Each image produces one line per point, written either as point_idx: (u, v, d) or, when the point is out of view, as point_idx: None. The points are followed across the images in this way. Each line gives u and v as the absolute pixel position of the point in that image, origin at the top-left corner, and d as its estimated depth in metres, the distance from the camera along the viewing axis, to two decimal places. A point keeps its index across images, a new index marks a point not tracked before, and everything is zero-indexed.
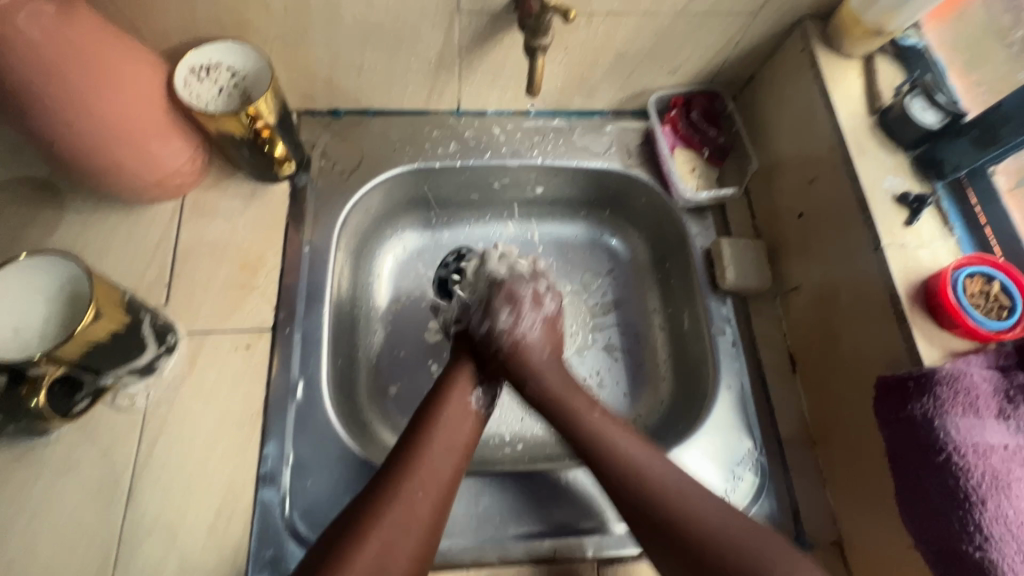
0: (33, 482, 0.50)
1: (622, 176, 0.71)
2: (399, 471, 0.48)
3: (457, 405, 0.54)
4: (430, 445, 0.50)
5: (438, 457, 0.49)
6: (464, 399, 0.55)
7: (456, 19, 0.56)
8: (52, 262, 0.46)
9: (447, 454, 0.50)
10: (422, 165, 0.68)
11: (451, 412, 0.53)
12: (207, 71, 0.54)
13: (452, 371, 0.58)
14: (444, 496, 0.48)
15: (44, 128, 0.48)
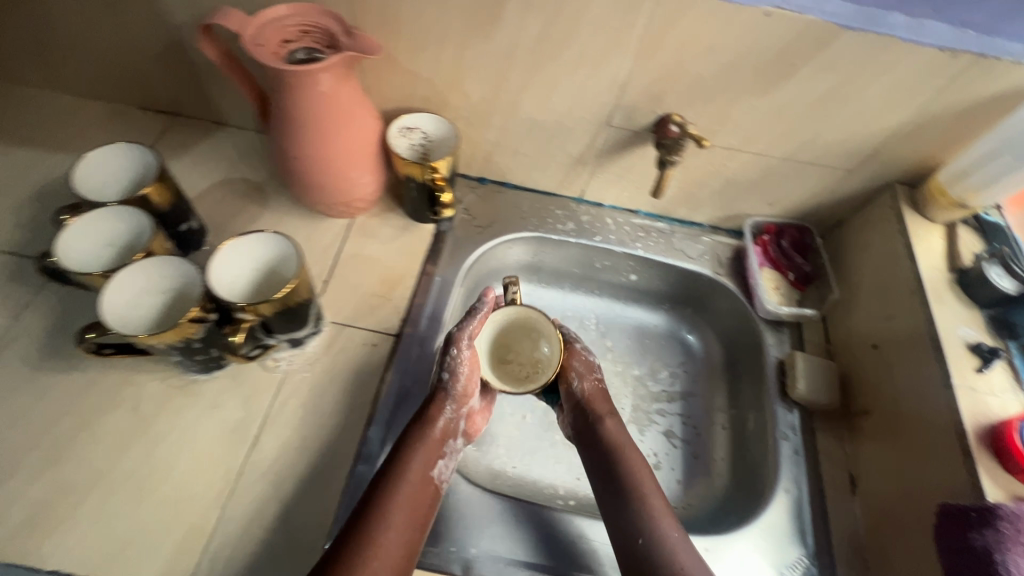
0: (188, 408, 0.61)
1: (710, 281, 0.81)
2: (355, 559, 0.49)
3: (413, 477, 0.56)
4: (388, 531, 0.51)
5: (390, 548, 0.51)
6: (420, 478, 0.56)
7: (604, 130, 0.70)
8: (283, 244, 0.60)
9: (402, 539, 0.52)
10: (542, 235, 0.81)
11: (408, 493, 0.54)
12: (407, 131, 0.72)
13: (410, 437, 0.58)
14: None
15: (292, 146, 0.65)
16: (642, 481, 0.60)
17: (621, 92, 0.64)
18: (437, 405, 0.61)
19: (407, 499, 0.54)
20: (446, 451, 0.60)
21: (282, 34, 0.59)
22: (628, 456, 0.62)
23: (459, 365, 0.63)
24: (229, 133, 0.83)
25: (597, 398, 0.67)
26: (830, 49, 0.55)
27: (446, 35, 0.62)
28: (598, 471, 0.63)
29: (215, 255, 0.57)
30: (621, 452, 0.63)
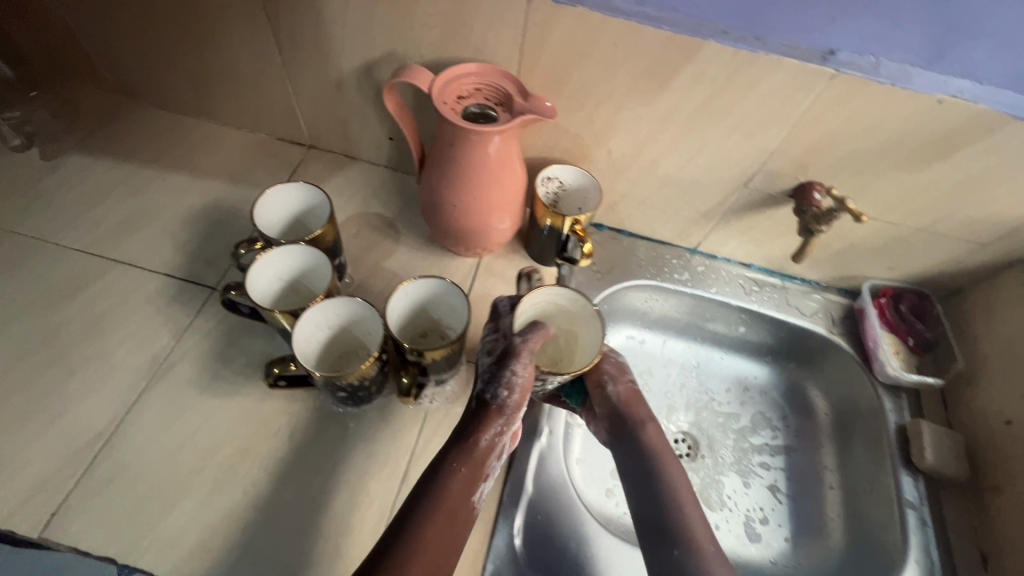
0: (342, 440, 0.63)
1: (823, 339, 0.82)
2: (402, 557, 0.47)
3: (456, 485, 0.53)
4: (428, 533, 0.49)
5: (430, 551, 0.49)
6: (463, 484, 0.54)
7: (740, 191, 0.73)
8: (451, 293, 0.65)
9: (440, 543, 0.50)
10: (658, 283, 0.83)
11: (452, 501, 0.53)
12: (548, 182, 0.75)
13: (453, 450, 0.56)
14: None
15: (452, 194, 0.68)
16: (682, 490, 0.58)
17: (768, 158, 0.67)
18: (487, 415, 0.58)
19: (450, 506, 0.52)
20: (489, 471, 0.56)
21: (458, 90, 0.62)
22: (669, 469, 0.60)
23: (517, 372, 0.58)
24: (360, 166, 0.87)
25: (631, 403, 0.64)
26: (994, 136, 0.57)
27: (607, 97, 0.65)
28: (640, 479, 0.60)
29: (393, 294, 0.63)
30: (664, 467, 0.60)
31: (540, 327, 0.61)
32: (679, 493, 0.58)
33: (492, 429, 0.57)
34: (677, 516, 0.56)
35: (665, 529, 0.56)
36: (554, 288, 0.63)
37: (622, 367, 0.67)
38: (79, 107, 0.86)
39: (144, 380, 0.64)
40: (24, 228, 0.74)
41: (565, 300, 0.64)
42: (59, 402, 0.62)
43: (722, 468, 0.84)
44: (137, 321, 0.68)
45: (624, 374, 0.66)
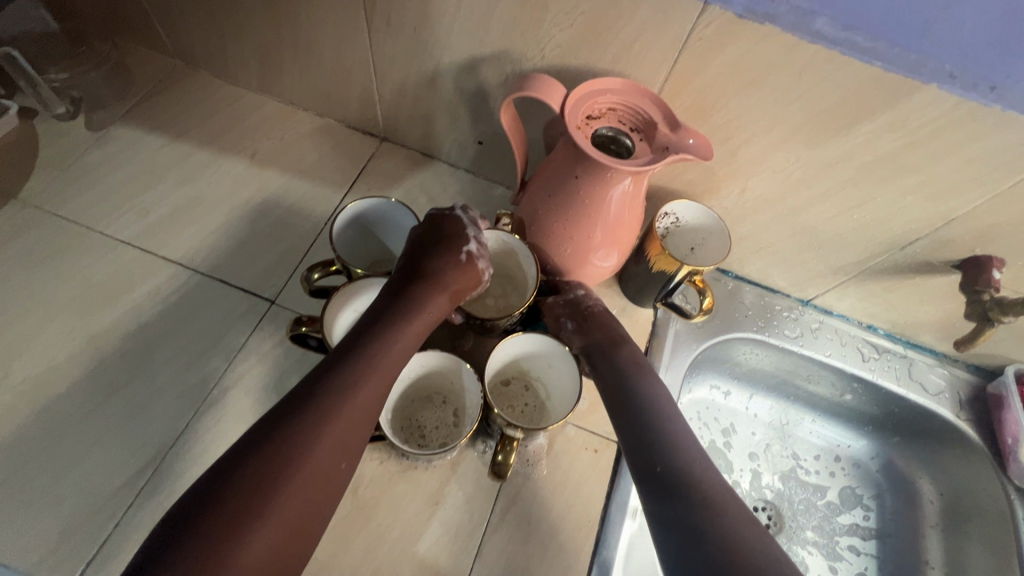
0: (408, 499, 0.56)
1: (947, 423, 0.72)
2: (335, 393, 0.42)
3: (407, 339, 0.49)
4: (366, 384, 0.44)
5: (366, 397, 0.44)
6: (412, 335, 0.49)
7: (892, 253, 0.61)
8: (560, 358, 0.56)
9: (376, 394, 0.44)
10: (764, 338, 0.73)
11: (396, 350, 0.47)
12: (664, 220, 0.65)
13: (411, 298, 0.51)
14: (353, 449, 0.42)
15: (559, 227, 0.57)
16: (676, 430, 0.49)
17: (945, 225, 0.55)
18: (442, 270, 0.54)
19: (390, 357, 0.47)
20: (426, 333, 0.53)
21: (590, 111, 0.51)
22: (654, 403, 0.52)
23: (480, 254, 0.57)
24: (439, 169, 0.77)
25: (595, 325, 0.60)
26: None
27: (764, 133, 0.53)
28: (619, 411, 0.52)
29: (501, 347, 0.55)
30: (643, 397, 0.52)
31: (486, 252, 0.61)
32: (671, 432, 0.48)
33: (457, 285, 0.54)
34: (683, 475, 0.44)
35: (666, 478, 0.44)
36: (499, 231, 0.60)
37: (585, 300, 0.62)
38: (132, 72, 0.76)
39: (193, 407, 0.57)
40: (67, 212, 0.66)
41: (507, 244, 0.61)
42: (101, 426, 0.55)
43: (804, 544, 0.75)
44: (187, 336, 0.60)
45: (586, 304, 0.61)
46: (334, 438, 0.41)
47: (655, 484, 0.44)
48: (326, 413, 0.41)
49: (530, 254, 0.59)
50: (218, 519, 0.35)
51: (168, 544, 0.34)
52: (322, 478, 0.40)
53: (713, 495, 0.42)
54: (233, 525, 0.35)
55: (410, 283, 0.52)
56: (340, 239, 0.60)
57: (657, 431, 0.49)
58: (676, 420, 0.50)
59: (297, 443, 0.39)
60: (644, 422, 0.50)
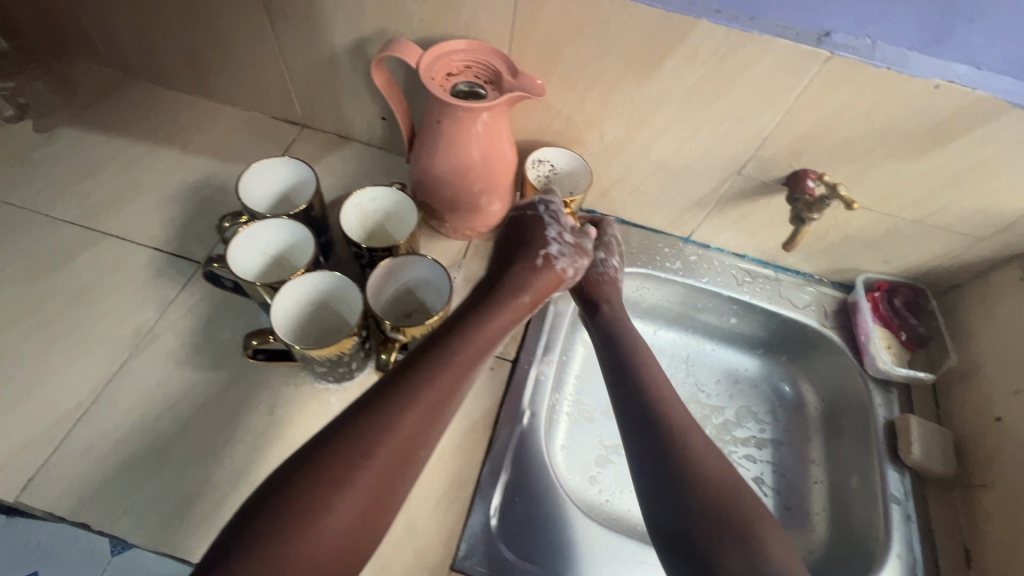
0: (321, 415, 0.64)
1: (815, 332, 0.81)
2: (412, 388, 0.46)
3: (488, 335, 0.54)
4: (424, 375, 0.48)
5: (445, 390, 0.48)
6: (485, 335, 0.54)
7: (733, 178, 0.72)
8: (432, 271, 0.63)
9: (450, 391, 0.48)
10: (649, 272, 0.82)
11: (466, 347, 0.51)
12: (538, 164, 0.74)
13: (495, 302, 0.57)
14: (429, 435, 0.46)
15: (438, 172, 0.67)
16: (673, 414, 0.56)
17: (761, 145, 0.66)
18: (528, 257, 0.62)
19: (463, 358, 0.51)
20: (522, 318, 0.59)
21: (447, 68, 0.61)
22: (654, 381, 0.59)
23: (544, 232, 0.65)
24: (353, 147, 0.86)
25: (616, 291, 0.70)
26: (995, 123, 0.56)
27: (598, 79, 0.64)
28: (624, 393, 0.59)
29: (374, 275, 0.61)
30: (651, 373, 0.60)
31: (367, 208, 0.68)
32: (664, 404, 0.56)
33: (538, 286, 0.60)
34: (679, 457, 0.52)
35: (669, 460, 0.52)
36: (377, 191, 0.67)
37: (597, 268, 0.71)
38: (76, 82, 0.86)
39: (127, 352, 0.65)
40: (17, 199, 0.75)
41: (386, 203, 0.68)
42: (46, 370, 0.63)
43: None
44: (124, 294, 0.68)
45: (595, 269, 0.70)
46: (411, 424, 0.45)
47: (660, 467, 0.52)
48: (382, 406, 0.45)
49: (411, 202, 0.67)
50: (304, 498, 0.39)
51: (258, 512, 0.39)
52: (392, 462, 0.43)
53: (709, 474, 0.51)
54: (322, 496, 0.40)
55: (496, 287, 0.59)
56: (251, 199, 0.65)
57: (658, 418, 0.55)
58: (671, 403, 0.57)
59: (358, 431, 0.43)
60: (650, 410, 0.56)
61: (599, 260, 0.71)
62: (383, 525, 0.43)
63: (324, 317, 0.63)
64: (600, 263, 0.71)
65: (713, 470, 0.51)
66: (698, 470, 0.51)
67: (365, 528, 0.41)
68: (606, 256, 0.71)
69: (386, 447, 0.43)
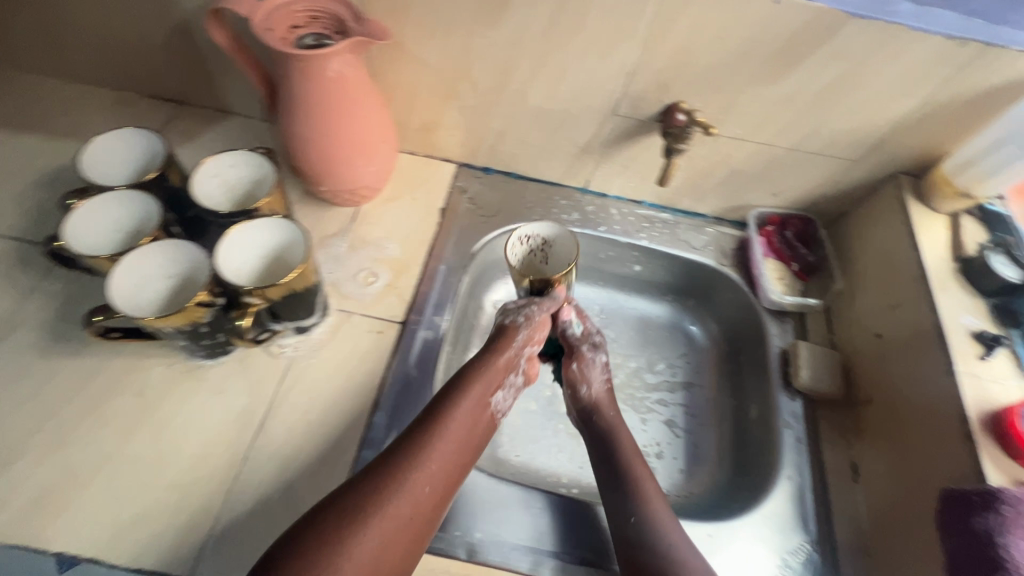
0: (194, 393, 0.61)
1: (713, 271, 0.81)
2: (413, 454, 0.50)
3: (467, 411, 0.55)
4: (436, 448, 0.51)
5: (445, 459, 0.51)
6: (482, 400, 0.56)
7: (610, 119, 0.71)
8: (286, 229, 0.59)
9: (451, 457, 0.51)
10: (547, 224, 0.81)
11: (466, 415, 0.54)
12: (524, 240, 0.66)
13: (472, 373, 0.58)
14: (444, 497, 0.50)
15: (302, 133, 0.65)
16: (636, 476, 0.60)
17: (627, 80, 0.65)
18: (509, 346, 0.61)
19: (463, 424, 0.54)
20: (505, 384, 0.61)
21: (291, 19, 0.58)
22: (637, 461, 0.61)
23: (524, 330, 0.63)
24: (234, 121, 0.83)
25: (604, 402, 0.67)
26: (839, 35, 0.56)
27: (453, 21, 0.62)
28: (602, 468, 0.62)
29: (223, 243, 0.56)
30: (625, 446, 0.63)
31: (226, 171, 0.63)
32: (637, 477, 0.60)
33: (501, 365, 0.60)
34: (640, 529, 0.56)
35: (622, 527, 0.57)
36: (234, 156, 0.63)
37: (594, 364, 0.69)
38: None
39: None
40: None
41: (246, 166, 0.64)
42: None
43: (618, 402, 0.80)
44: None
45: (571, 335, 0.69)
46: (421, 490, 0.48)
47: (617, 528, 0.57)
48: (394, 476, 0.47)
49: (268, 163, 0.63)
50: (311, 548, 0.42)
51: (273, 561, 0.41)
52: (410, 524, 0.46)
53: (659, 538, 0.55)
54: (332, 543, 0.42)
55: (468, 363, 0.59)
56: (100, 174, 0.60)
57: (620, 484, 0.60)
58: (637, 468, 0.61)
59: (367, 499, 0.45)
60: (614, 475, 0.61)
61: (598, 359, 0.69)
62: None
63: (183, 294, 0.57)
64: (599, 360, 0.69)
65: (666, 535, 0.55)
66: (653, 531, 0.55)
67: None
68: (602, 355, 0.69)
69: (404, 512, 0.46)
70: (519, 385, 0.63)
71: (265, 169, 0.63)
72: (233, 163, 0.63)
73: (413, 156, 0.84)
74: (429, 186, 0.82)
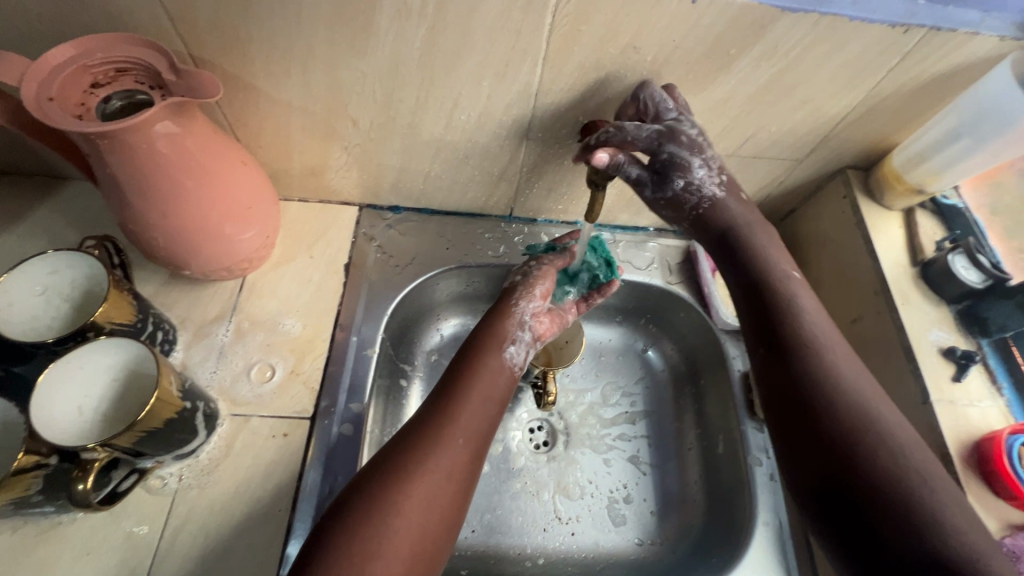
0: (52, 560, 0.49)
1: (662, 291, 0.73)
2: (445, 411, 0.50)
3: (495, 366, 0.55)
4: (475, 384, 0.53)
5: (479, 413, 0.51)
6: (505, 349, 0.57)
7: (525, 144, 0.60)
8: (127, 345, 0.47)
9: (491, 391, 0.53)
10: (471, 264, 0.71)
11: (493, 365, 0.55)
12: None
13: (491, 330, 0.59)
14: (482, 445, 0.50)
15: (139, 217, 0.51)
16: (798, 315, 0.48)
17: (536, 101, 0.54)
18: (514, 308, 0.61)
19: (488, 380, 0.54)
20: (515, 338, 0.59)
21: (86, 78, 0.44)
22: (785, 284, 0.49)
23: (535, 286, 0.63)
24: (72, 189, 0.66)
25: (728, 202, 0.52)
26: (771, 32, 0.47)
27: (309, 54, 0.50)
28: (748, 322, 0.50)
29: (38, 384, 0.44)
30: (777, 297, 0.48)
31: (52, 282, 0.50)
32: (801, 326, 0.47)
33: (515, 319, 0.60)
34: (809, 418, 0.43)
35: (784, 375, 0.46)
36: (58, 260, 0.50)
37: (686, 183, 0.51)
38: None
39: None
40: None
41: (75, 269, 0.51)
42: None
43: (578, 446, 0.74)
44: None
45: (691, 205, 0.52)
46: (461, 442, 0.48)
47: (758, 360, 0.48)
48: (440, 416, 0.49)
49: (91, 260, 0.50)
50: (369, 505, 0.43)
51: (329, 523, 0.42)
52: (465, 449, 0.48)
53: (836, 374, 0.44)
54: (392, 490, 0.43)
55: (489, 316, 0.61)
56: None
57: (758, 297, 0.49)
58: (795, 307, 0.48)
59: (413, 453, 0.46)
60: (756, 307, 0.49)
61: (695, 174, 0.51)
62: (457, 524, 0.46)
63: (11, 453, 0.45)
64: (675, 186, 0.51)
65: (851, 389, 0.44)
66: (820, 383, 0.44)
67: (439, 530, 0.44)
68: (677, 179, 0.51)
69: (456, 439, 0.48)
70: (530, 343, 0.61)
71: (102, 273, 0.50)
72: (59, 269, 0.50)
73: (304, 203, 0.71)
74: (327, 238, 0.69)
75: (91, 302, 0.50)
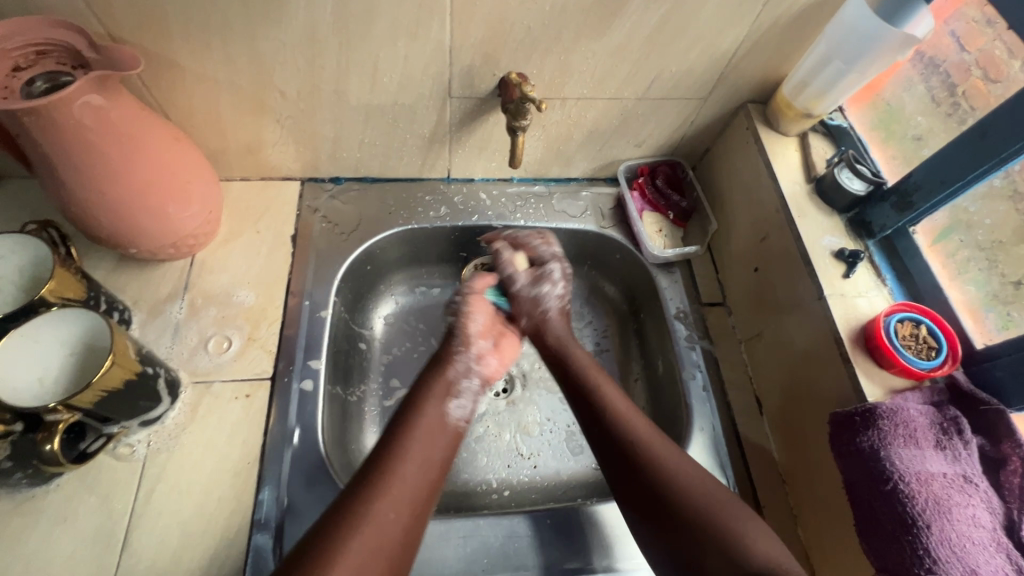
0: (30, 529, 0.51)
1: (598, 236, 0.78)
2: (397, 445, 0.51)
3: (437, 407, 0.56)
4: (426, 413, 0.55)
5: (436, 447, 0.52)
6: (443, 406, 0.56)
7: (448, 103, 0.64)
8: (77, 316, 0.50)
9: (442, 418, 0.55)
10: (416, 227, 0.75)
11: (434, 420, 0.54)
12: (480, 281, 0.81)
13: (429, 384, 0.58)
14: (417, 519, 0.47)
15: (77, 196, 0.53)
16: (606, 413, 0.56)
17: (451, 58, 0.58)
18: (453, 358, 0.60)
19: (429, 429, 0.53)
20: (460, 391, 0.58)
21: (7, 62, 0.46)
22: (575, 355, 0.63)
23: (471, 324, 0.63)
24: (11, 186, 0.67)
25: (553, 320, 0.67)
26: None
27: (226, 27, 0.52)
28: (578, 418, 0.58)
29: None
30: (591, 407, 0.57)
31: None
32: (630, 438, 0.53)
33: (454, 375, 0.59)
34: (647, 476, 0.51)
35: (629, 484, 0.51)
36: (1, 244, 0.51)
37: (540, 296, 0.68)
38: None
39: None
40: None
41: (19, 252, 0.52)
42: None
43: (534, 388, 0.79)
44: None
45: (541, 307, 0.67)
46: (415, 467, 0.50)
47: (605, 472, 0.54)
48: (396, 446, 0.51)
49: (36, 244, 0.52)
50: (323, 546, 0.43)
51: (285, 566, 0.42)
52: (421, 477, 0.50)
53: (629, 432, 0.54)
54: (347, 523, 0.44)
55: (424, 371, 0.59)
56: None
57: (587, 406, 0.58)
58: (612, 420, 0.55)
59: (372, 482, 0.48)
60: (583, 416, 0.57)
61: (543, 291, 0.68)
62: None
63: None
64: (540, 292, 0.67)
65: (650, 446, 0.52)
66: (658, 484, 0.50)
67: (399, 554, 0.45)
68: (544, 286, 0.67)
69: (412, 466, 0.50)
70: (479, 389, 0.60)
71: (48, 255, 0.52)
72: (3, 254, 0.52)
73: (246, 182, 0.73)
74: (273, 213, 0.72)
75: (38, 283, 0.52)
